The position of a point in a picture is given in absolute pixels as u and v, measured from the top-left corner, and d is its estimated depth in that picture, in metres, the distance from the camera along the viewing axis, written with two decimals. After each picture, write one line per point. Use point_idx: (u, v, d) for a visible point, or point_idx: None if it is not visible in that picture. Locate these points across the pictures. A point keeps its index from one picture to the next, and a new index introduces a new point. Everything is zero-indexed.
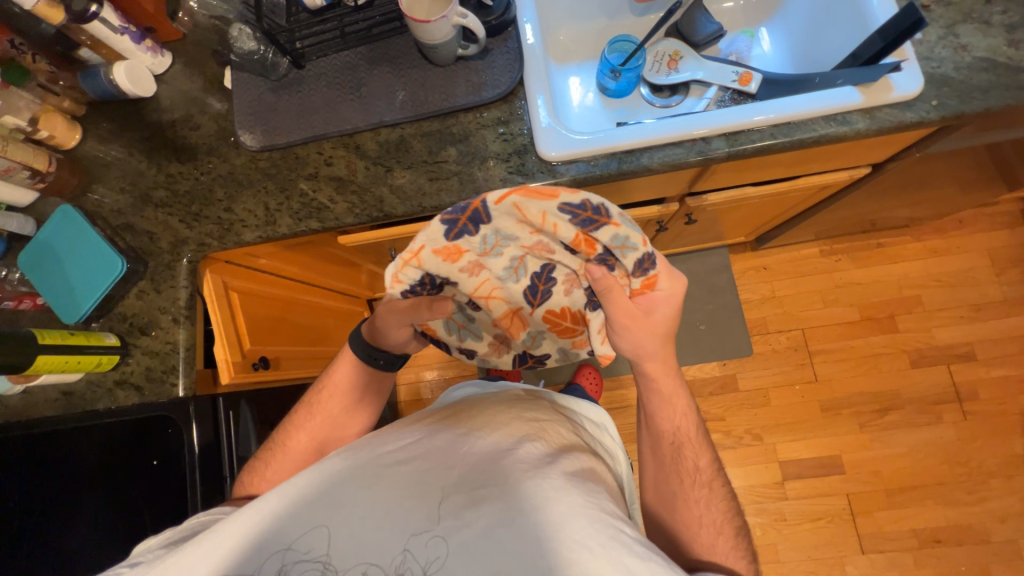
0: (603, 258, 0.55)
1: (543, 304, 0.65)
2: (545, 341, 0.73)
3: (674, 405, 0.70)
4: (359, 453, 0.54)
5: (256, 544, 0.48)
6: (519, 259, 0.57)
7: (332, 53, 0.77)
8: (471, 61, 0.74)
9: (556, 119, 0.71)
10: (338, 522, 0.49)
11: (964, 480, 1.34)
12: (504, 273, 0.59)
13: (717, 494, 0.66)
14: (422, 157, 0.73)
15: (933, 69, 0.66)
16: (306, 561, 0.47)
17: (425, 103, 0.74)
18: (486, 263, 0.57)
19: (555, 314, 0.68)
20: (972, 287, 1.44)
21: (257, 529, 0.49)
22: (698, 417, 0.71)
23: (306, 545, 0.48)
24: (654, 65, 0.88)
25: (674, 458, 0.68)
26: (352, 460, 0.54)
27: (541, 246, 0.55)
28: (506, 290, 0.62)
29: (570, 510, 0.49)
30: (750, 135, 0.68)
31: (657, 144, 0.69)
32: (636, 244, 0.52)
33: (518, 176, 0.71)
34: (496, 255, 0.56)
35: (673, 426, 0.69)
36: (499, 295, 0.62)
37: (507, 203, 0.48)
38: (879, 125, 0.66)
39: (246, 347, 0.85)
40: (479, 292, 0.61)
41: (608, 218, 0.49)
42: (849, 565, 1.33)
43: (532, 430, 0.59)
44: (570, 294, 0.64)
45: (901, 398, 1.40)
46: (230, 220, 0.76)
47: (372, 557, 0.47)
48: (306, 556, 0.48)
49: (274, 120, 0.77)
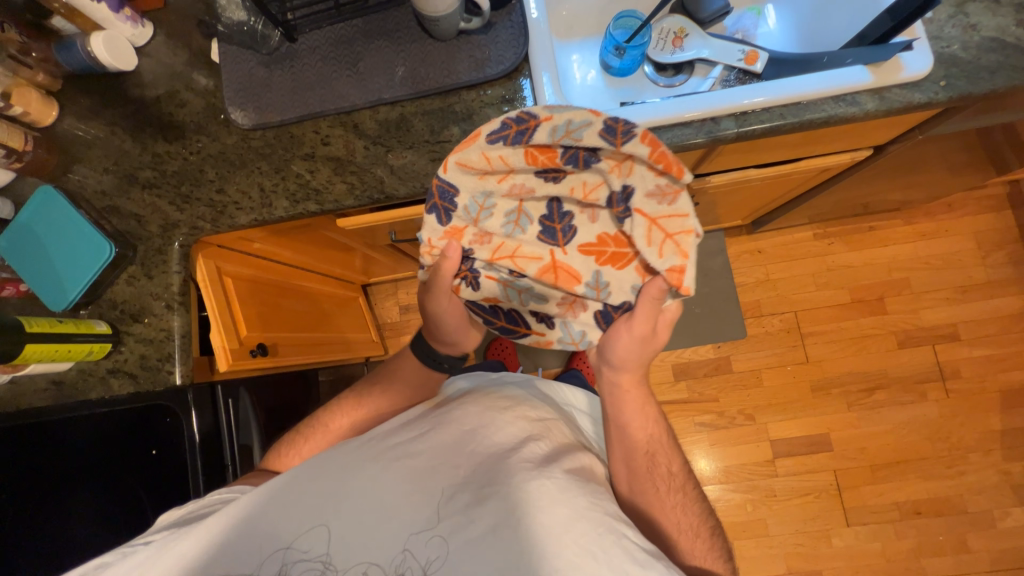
0: (573, 159, 0.51)
1: (574, 243, 0.58)
2: (615, 284, 0.59)
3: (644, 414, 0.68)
4: (366, 444, 0.55)
5: (259, 536, 0.48)
6: (518, 210, 0.57)
7: (325, 26, 0.73)
8: (473, 35, 0.71)
9: (562, 98, 0.69)
10: (340, 521, 0.48)
11: (944, 455, 1.40)
12: (509, 230, 0.57)
13: (693, 497, 0.66)
14: (424, 136, 0.71)
15: (942, 49, 0.66)
16: (306, 561, 0.47)
17: (426, 80, 0.71)
18: (490, 228, 0.57)
19: (595, 247, 0.58)
20: (958, 269, 1.47)
21: (260, 518, 0.49)
22: (668, 424, 0.70)
23: (308, 544, 0.48)
24: (659, 43, 0.86)
25: (648, 468, 0.66)
26: (354, 453, 0.53)
27: (518, 187, 0.55)
28: (529, 245, 0.58)
29: (574, 511, 0.49)
30: (759, 116, 0.68)
31: (665, 125, 0.68)
32: (584, 121, 0.48)
33: None
34: (491, 218, 0.57)
35: (646, 435, 0.67)
36: (526, 254, 0.58)
37: (456, 167, 0.53)
38: (887, 106, 0.66)
39: (243, 334, 0.82)
40: (502, 256, 0.58)
41: (539, 117, 0.49)
42: (834, 537, 1.39)
43: (535, 428, 0.59)
44: (597, 221, 0.57)
45: (888, 377, 1.44)
46: (223, 202, 0.73)
47: (373, 557, 0.47)
48: (307, 554, 0.47)
49: (266, 96, 0.73)
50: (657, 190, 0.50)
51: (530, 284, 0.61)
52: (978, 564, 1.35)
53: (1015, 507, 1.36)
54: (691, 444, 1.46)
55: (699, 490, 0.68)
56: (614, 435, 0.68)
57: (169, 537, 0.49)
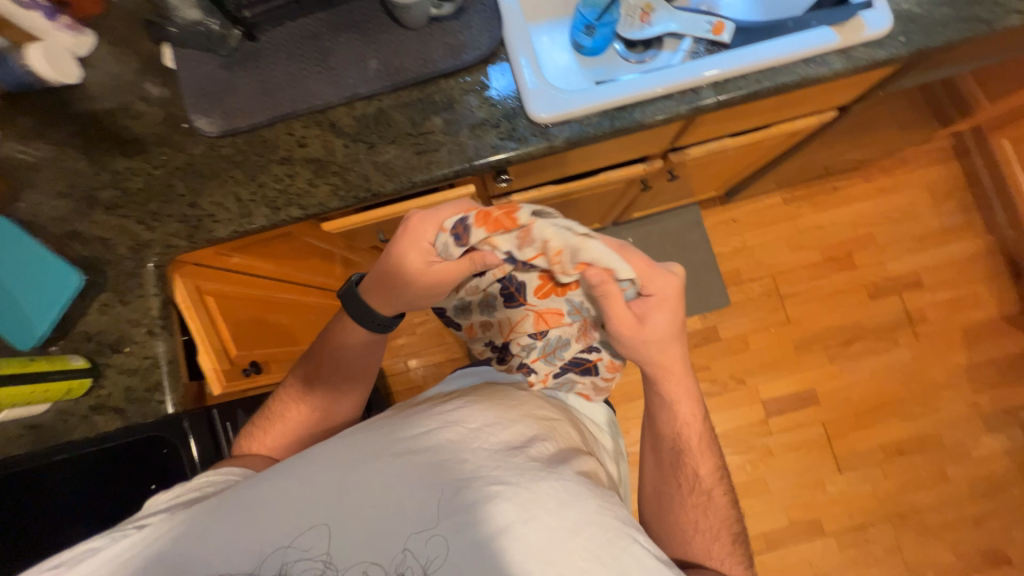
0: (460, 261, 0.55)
1: (533, 294, 0.62)
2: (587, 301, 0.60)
3: (680, 406, 0.67)
4: (373, 437, 0.52)
5: (255, 534, 0.46)
6: (486, 297, 0.67)
7: (288, 21, 0.70)
8: (445, 22, 0.70)
9: (543, 79, 0.68)
10: (342, 519, 0.47)
11: (919, 395, 1.49)
12: (494, 312, 0.68)
13: (721, 499, 0.66)
14: (405, 129, 0.69)
15: (899, 6, 0.68)
16: (306, 560, 0.45)
17: (401, 71, 0.69)
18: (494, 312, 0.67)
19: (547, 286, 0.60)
20: (916, 221, 1.57)
21: (262, 508, 0.47)
22: (708, 419, 0.69)
23: (308, 544, 0.46)
24: (626, 20, 0.87)
25: (675, 463, 0.68)
26: (354, 452, 0.50)
27: (472, 287, 0.66)
28: (514, 314, 0.66)
29: (579, 515, 0.48)
30: (736, 82, 0.69)
31: (647, 98, 0.68)
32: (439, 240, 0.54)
33: (510, 142, 0.68)
34: (477, 311, 0.69)
35: (680, 430, 0.67)
36: (519, 320, 0.67)
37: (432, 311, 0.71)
38: (855, 64, 0.68)
39: (232, 354, 0.79)
40: (506, 329, 0.69)
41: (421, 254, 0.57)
42: (829, 485, 1.46)
43: (540, 429, 0.58)
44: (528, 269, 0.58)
45: (863, 328, 1.52)
46: (197, 216, 0.68)
47: (373, 556, 0.46)
48: (305, 554, 0.46)
49: (232, 100, 0.69)
50: (542, 238, 0.47)
51: (551, 334, 0.67)
52: (958, 491, 1.45)
53: (984, 434, 1.47)
54: None
55: (731, 490, 0.68)
56: (649, 431, 0.71)
57: (168, 522, 0.48)
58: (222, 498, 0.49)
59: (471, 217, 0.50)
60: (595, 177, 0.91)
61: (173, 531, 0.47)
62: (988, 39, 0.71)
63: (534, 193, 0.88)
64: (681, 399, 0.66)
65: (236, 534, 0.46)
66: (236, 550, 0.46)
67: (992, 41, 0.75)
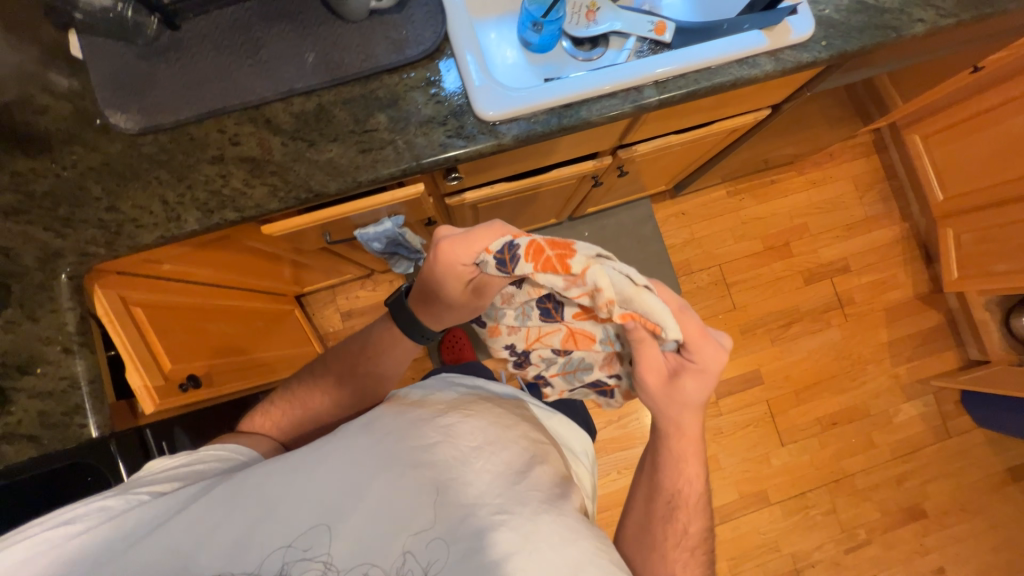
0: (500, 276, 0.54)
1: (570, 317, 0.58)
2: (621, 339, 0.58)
3: (685, 465, 0.67)
4: (383, 437, 0.48)
5: (262, 523, 0.44)
6: (523, 308, 0.60)
7: (213, 10, 0.66)
8: (386, 15, 0.67)
9: (489, 76, 0.67)
10: (345, 521, 0.44)
11: (848, 371, 1.63)
12: (525, 323, 0.62)
13: (700, 558, 0.67)
14: (348, 127, 0.66)
15: (820, 12, 0.73)
16: (304, 561, 0.42)
17: (341, 66, 0.66)
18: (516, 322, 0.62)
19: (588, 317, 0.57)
20: (843, 211, 1.70)
21: (268, 502, 0.45)
22: (705, 482, 0.70)
23: (309, 542, 0.43)
24: (573, 18, 0.87)
25: (665, 516, 0.67)
26: (383, 445, 0.48)
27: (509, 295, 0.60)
28: (546, 330, 0.61)
29: (581, 554, 0.45)
30: (676, 82, 0.71)
31: (592, 97, 0.69)
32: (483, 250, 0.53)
33: (458, 140, 0.67)
34: (506, 317, 0.62)
35: (679, 486, 0.68)
36: (547, 334, 0.61)
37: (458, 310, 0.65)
38: (782, 66, 0.72)
39: (166, 368, 0.73)
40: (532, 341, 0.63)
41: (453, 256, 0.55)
42: (773, 458, 1.58)
43: (544, 449, 0.55)
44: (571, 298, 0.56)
45: (800, 312, 1.64)
46: (117, 221, 0.63)
47: (372, 557, 0.43)
48: (298, 552, 0.43)
49: (153, 94, 0.64)
50: (595, 284, 0.47)
51: (575, 354, 0.64)
52: (882, 455, 1.60)
53: (903, 402, 1.63)
54: None
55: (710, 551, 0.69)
56: (640, 477, 0.71)
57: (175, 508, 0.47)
58: (232, 485, 0.47)
59: (523, 246, 0.51)
60: (548, 175, 0.92)
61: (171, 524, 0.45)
62: (896, 45, 0.77)
63: (487, 191, 0.88)
64: (687, 458, 0.67)
65: (241, 517, 0.44)
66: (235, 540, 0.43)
67: (899, 47, 0.83)
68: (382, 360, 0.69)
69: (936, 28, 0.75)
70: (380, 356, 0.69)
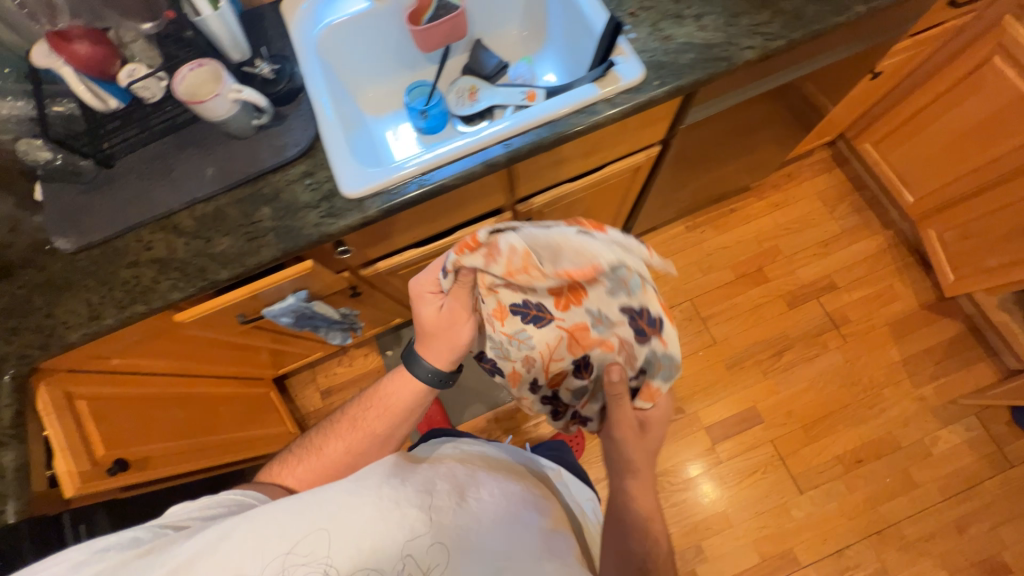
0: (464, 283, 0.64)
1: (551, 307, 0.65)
2: (598, 305, 0.62)
3: (653, 521, 0.68)
4: (409, 475, 0.60)
5: (298, 524, 0.53)
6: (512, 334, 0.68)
7: (138, 148, 0.81)
8: (269, 128, 0.81)
9: (354, 162, 0.78)
10: (361, 535, 0.53)
11: (862, 398, 1.45)
12: (526, 347, 0.69)
13: None
14: (239, 222, 0.77)
15: (649, 58, 0.80)
16: (308, 563, 0.51)
17: (234, 173, 0.79)
18: (525, 355, 0.71)
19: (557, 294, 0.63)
20: (816, 228, 1.63)
21: (299, 509, 0.54)
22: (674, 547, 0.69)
23: (308, 549, 0.52)
24: (457, 101, 0.99)
25: None
26: (405, 481, 0.59)
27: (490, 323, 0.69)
28: (540, 335, 0.68)
29: None
30: (522, 138, 0.78)
31: (446, 162, 0.77)
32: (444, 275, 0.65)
33: (329, 218, 0.76)
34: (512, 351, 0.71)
35: (659, 547, 0.66)
36: (550, 342, 0.68)
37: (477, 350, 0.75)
38: (620, 108, 0.78)
39: (97, 454, 0.80)
40: (545, 354, 0.69)
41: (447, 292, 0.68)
42: (794, 509, 1.38)
43: (535, 505, 0.66)
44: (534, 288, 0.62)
45: (790, 338, 1.52)
46: (52, 325, 0.74)
47: (374, 564, 0.53)
48: (301, 554, 0.52)
49: (88, 219, 0.78)
50: (508, 246, 0.54)
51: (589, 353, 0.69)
52: (930, 496, 1.36)
53: (940, 429, 1.41)
54: None
55: None
56: (615, 546, 0.66)
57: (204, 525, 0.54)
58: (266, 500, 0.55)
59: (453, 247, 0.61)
60: (458, 234, 0.98)
61: (203, 534, 0.52)
62: (745, 70, 0.83)
63: (397, 258, 0.98)
64: (649, 513, 0.69)
65: (263, 530, 0.52)
66: (256, 544, 0.51)
67: (754, 72, 0.87)
68: (402, 407, 0.75)
69: (770, 52, 0.79)
70: (397, 399, 0.75)
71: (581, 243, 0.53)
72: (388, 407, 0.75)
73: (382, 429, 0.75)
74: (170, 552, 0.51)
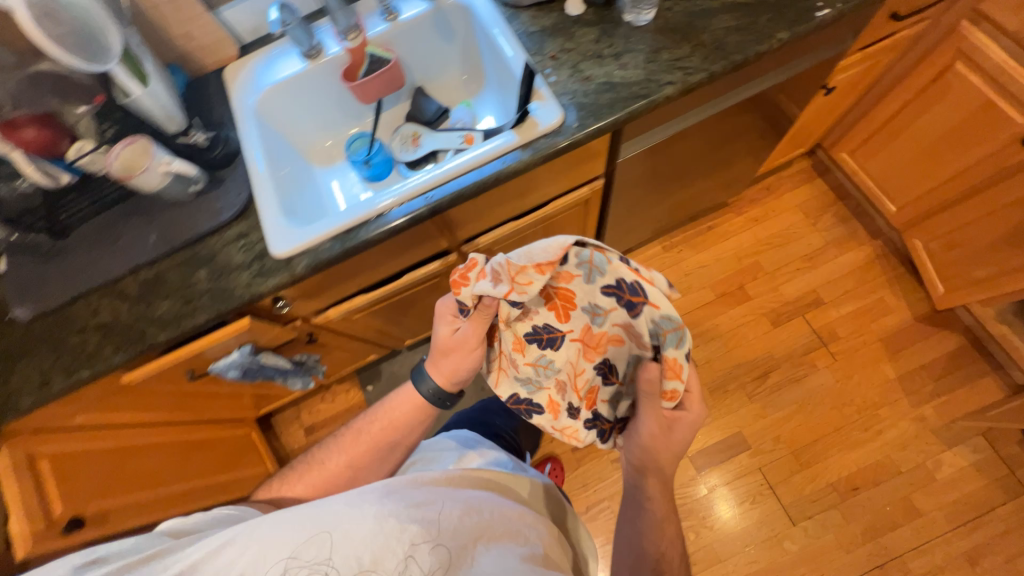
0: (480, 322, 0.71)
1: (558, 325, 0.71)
2: (585, 297, 0.66)
3: (662, 527, 0.75)
4: (413, 493, 0.67)
5: (307, 525, 0.60)
6: (536, 363, 0.76)
7: (90, 218, 0.86)
8: (208, 193, 0.84)
9: (284, 221, 0.80)
10: (365, 538, 0.59)
11: (856, 420, 1.38)
12: (552, 369, 0.76)
13: None
14: (178, 285, 0.80)
15: (568, 101, 0.80)
16: (312, 564, 0.57)
17: (174, 238, 0.82)
18: (555, 380, 0.78)
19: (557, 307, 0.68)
20: (798, 241, 1.58)
21: (307, 516, 0.61)
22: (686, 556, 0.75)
23: (313, 551, 0.58)
24: (402, 146, 1.01)
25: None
26: (406, 498, 0.65)
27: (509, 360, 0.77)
28: (562, 355, 0.74)
29: None
30: (445, 189, 0.79)
31: (370, 217, 0.79)
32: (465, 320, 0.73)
33: (260, 278, 0.78)
34: (543, 376, 0.77)
35: (658, 548, 0.73)
36: (575, 357, 0.74)
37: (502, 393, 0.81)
38: (539, 153, 0.78)
39: (53, 512, 0.83)
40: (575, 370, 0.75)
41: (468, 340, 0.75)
42: (787, 542, 1.30)
43: (533, 537, 0.69)
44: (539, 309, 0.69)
45: (775, 358, 1.46)
46: (7, 392, 0.78)
47: (373, 567, 0.57)
48: (305, 559, 0.58)
49: (42, 288, 0.83)
50: (491, 267, 0.61)
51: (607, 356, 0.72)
52: (936, 525, 1.27)
53: (943, 452, 1.32)
54: (617, 482, 1.42)
55: None
56: (623, 546, 0.76)
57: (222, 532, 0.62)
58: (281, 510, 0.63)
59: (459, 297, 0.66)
60: (402, 278, 1.00)
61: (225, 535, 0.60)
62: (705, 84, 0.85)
63: (345, 305, 0.99)
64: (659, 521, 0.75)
65: (278, 532, 0.60)
66: (269, 544, 0.59)
67: (679, 105, 0.86)
68: (401, 421, 0.84)
69: (689, 86, 0.78)
70: (396, 413, 0.84)
71: (544, 248, 0.59)
72: (390, 418, 0.85)
73: (383, 437, 0.84)
74: (196, 547, 0.60)
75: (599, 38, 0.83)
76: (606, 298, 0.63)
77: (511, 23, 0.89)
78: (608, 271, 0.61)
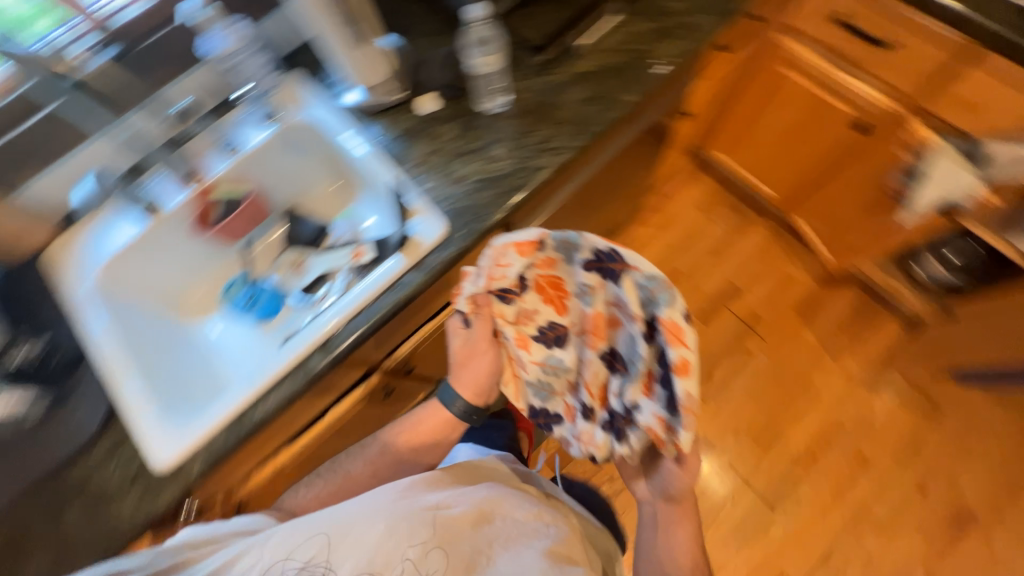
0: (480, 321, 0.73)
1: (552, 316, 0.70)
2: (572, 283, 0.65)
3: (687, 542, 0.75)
4: (420, 499, 0.69)
5: (308, 532, 0.61)
6: (542, 360, 0.73)
7: None
8: (54, 412, 0.71)
9: (162, 420, 0.69)
10: (366, 545, 0.61)
11: (797, 391, 1.48)
12: (561, 366, 0.73)
13: None
14: (41, 538, 0.66)
15: (446, 207, 0.77)
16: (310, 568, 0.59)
17: (23, 480, 0.68)
18: (567, 380, 0.74)
19: (549, 296, 0.68)
20: (704, 237, 1.67)
21: (313, 524, 0.62)
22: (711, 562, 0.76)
23: (312, 555, 0.60)
24: (286, 276, 0.90)
25: None
26: (413, 502, 0.68)
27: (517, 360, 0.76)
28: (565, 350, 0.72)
29: None
30: (339, 334, 0.72)
31: (264, 388, 0.70)
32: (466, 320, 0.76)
33: (146, 498, 0.66)
34: (553, 377, 0.74)
35: (688, 563, 0.74)
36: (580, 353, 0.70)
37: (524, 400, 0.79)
38: (430, 272, 0.73)
39: None
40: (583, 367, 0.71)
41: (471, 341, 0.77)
42: (773, 527, 1.36)
43: (545, 530, 0.71)
44: (531, 302, 0.69)
45: (714, 355, 1.53)
46: None
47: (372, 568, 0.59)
48: (304, 561, 0.59)
49: None
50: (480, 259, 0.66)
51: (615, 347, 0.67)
52: (887, 467, 1.39)
53: (874, 397, 1.46)
54: None
55: None
56: (658, 565, 0.75)
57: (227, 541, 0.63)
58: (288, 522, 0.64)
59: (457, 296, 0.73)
60: (322, 421, 0.88)
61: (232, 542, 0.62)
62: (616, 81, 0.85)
63: (268, 468, 0.88)
64: (686, 537, 0.75)
65: (280, 539, 0.61)
66: (271, 549, 0.60)
67: (560, 177, 0.86)
68: (431, 436, 0.85)
69: (562, 165, 0.78)
70: (421, 426, 0.85)
71: (516, 234, 0.63)
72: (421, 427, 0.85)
73: (420, 446, 0.84)
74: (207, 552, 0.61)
75: (462, 133, 0.81)
76: (590, 275, 0.62)
77: (365, 132, 0.84)
78: (586, 245, 0.61)
